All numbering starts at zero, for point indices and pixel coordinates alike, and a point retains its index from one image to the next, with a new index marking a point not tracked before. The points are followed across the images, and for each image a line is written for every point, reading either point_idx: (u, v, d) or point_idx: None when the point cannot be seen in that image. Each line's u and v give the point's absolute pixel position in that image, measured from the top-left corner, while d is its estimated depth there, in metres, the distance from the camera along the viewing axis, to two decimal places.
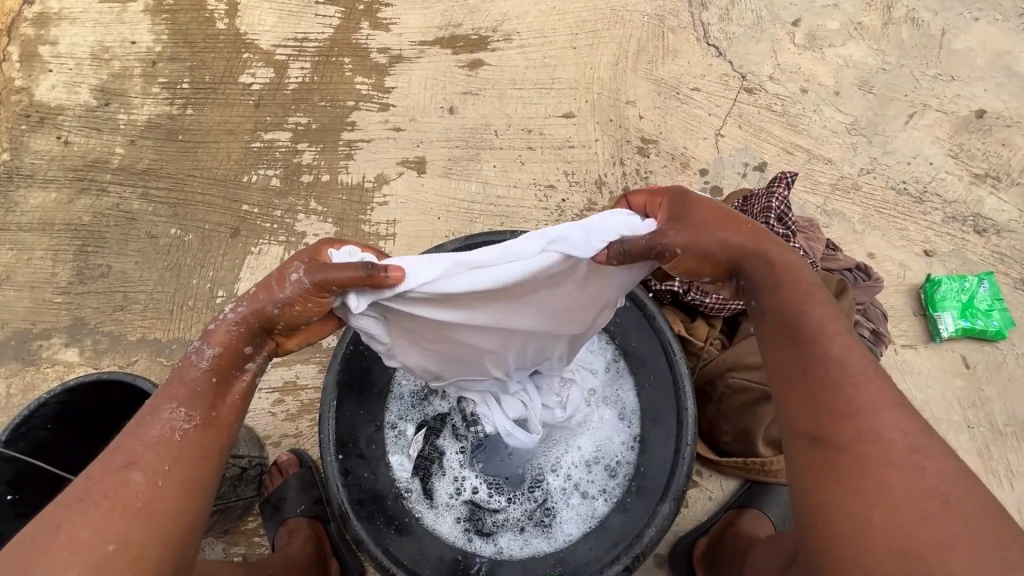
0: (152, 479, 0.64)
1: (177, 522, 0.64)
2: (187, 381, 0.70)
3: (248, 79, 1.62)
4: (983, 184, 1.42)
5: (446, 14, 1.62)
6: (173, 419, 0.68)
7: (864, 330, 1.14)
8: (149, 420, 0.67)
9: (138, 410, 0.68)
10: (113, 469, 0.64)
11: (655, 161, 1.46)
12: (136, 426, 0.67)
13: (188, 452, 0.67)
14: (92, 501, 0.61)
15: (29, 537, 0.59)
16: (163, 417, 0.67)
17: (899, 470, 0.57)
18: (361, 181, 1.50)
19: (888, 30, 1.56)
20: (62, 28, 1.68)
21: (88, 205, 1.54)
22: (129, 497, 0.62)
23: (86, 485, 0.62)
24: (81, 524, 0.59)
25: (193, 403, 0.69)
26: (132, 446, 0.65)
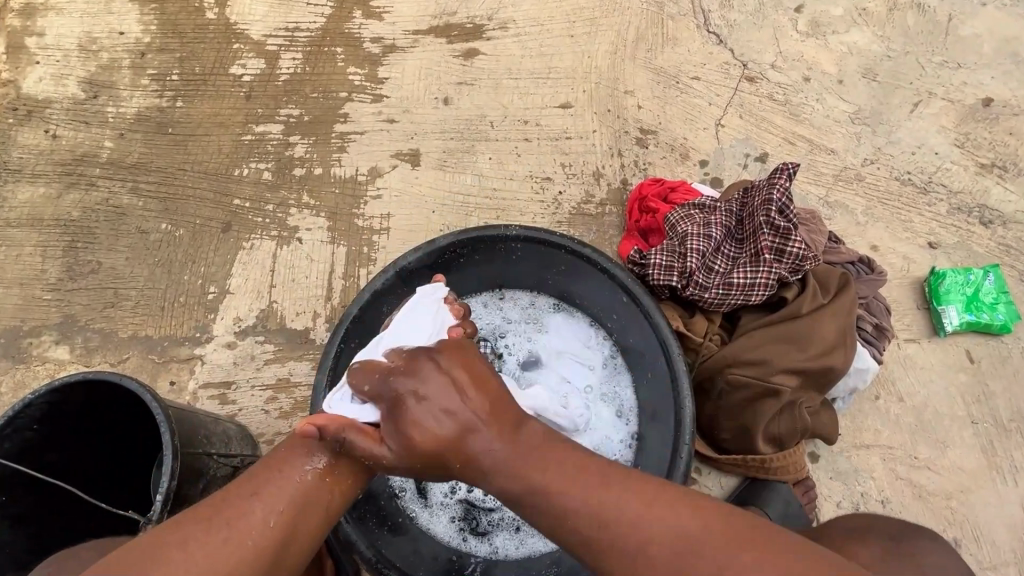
0: (266, 513, 0.69)
1: (278, 560, 0.69)
2: (330, 424, 0.78)
3: (239, 70, 1.59)
4: (989, 174, 1.39)
5: (440, 3, 1.59)
6: (305, 463, 0.74)
7: (866, 325, 1.12)
8: (281, 460, 0.74)
9: (287, 440, 0.76)
10: (241, 494, 0.70)
11: (653, 152, 1.43)
12: (281, 460, 0.74)
13: (299, 499, 0.72)
14: (209, 521, 0.68)
15: (153, 543, 0.65)
16: (292, 457, 0.74)
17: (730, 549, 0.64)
18: (354, 174, 1.48)
19: (894, 16, 1.52)
20: (49, 19, 1.65)
21: (77, 200, 1.51)
22: (234, 525, 0.68)
23: (217, 503, 0.70)
24: (201, 538, 0.66)
25: (327, 449, 0.76)
26: (266, 479, 0.72)
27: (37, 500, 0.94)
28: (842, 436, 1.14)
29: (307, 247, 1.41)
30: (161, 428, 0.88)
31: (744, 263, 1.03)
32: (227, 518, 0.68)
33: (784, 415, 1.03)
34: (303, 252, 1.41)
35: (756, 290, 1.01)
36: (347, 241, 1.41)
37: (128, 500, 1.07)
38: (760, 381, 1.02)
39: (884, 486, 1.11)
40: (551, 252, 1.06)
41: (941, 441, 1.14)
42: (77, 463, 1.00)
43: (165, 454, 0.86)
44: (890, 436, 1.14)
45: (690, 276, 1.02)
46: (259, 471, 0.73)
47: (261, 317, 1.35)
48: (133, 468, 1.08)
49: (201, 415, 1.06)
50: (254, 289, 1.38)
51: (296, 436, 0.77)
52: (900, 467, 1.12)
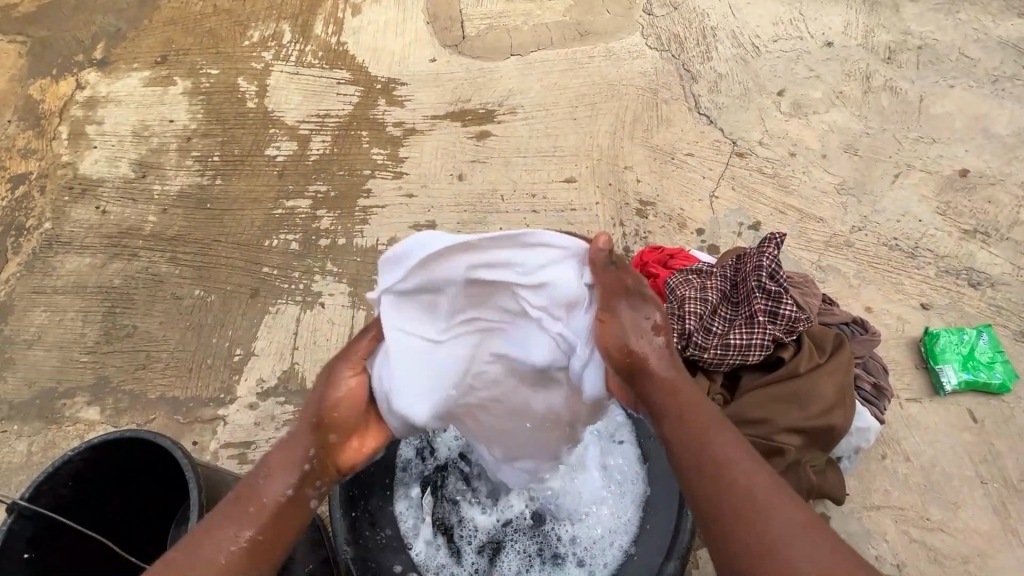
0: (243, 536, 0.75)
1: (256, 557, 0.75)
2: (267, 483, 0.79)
3: (273, 152, 1.76)
4: (972, 239, 1.46)
5: (456, 91, 1.77)
6: (265, 497, 0.78)
7: (865, 384, 1.16)
8: (252, 490, 0.78)
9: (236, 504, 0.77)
10: (198, 542, 0.73)
11: (652, 222, 1.54)
12: (248, 495, 0.78)
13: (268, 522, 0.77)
14: (199, 534, 0.74)
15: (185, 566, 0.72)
16: (246, 488, 0.79)
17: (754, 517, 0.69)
18: (375, 244, 1.59)
19: (868, 97, 1.68)
20: (109, 110, 1.86)
21: (119, 269, 1.63)
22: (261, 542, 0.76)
23: (187, 540, 0.74)
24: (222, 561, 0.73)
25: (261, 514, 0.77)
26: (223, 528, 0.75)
27: (61, 554, 1.02)
28: (851, 497, 1.14)
29: (329, 312, 1.50)
30: (189, 484, 0.94)
31: (740, 325, 1.10)
32: (221, 532, 0.74)
33: (790, 476, 1.05)
34: (326, 316, 1.50)
35: (753, 351, 1.08)
36: (367, 306, 1.50)
37: (146, 548, 1.15)
38: (763, 441, 1.05)
39: (899, 551, 1.10)
40: None
41: (953, 503, 1.14)
42: (103, 516, 1.06)
43: (192, 512, 0.92)
44: (900, 497, 1.14)
45: (689, 337, 1.09)
46: (209, 516, 0.76)
47: (283, 378, 1.43)
48: (153, 522, 1.14)
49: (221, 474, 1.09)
50: (277, 351, 1.46)
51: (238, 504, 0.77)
52: (913, 529, 1.12)
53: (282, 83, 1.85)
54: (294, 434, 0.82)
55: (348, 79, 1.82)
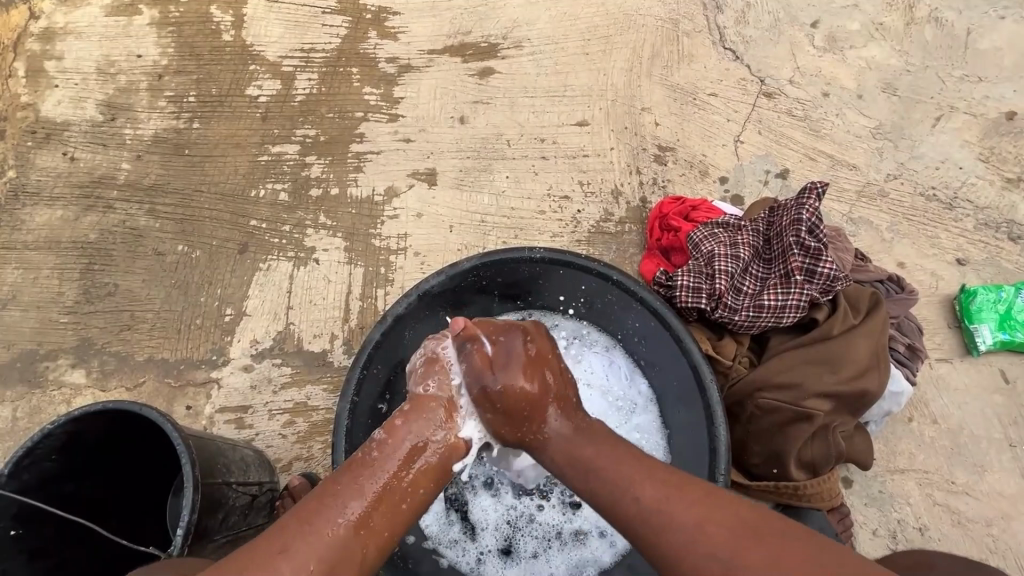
0: (328, 521, 0.71)
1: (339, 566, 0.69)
2: (365, 471, 0.76)
3: (255, 91, 1.59)
4: (1015, 189, 1.37)
5: (455, 22, 1.59)
6: (345, 509, 0.72)
7: (899, 345, 1.09)
8: (330, 501, 0.72)
9: (342, 472, 0.76)
10: (270, 553, 0.68)
11: (672, 170, 1.42)
12: (361, 464, 0.76)
13: (337, 548, 0.69)
14: (271, 543, 0.69)
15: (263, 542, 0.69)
16: (360, 456, 0.78)
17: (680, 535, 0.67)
18: (371, 195, 1.46)
19: (911, 30, 1.52)
20: (68, 43, 1.67)
21: (94, 222, 1.51)
22: (330, 547, 0.69)
23: (255, 547, 0.69)
24: (289, 558, 0.67)
25: (355, 503, 0.73)
26: (324, 505, 0.72)
27: (50, 536, 0.94)
28: (876, 461, 1.11)
29: (325, 268, 1.40)
30: (182, 459, 0.88)
31: (774, 285, 1.04)
32: (293, 544, 0.68)
33: (817, 440, 1.01)
34: (321, 273, 1.40)
35: (787, 312, 1.02)
36: (364, 262, 1.40)
37: (142, 523, 1.08)
38: (792, 406, 0.99)
39: (921, 514, 1.08)
40: (572, 273, 1.02)
41: (979, 466, 1.11)
42: (93, 489, 1.00)
43: (187, 487, 0.87)
44: (925, 461, 1.11)
45: (718, 298, 1.04)
46: (279, 525, 0.71)
47: (278, 339, 1.35)
48: (146, 492, 1.09)
49: (217, 442, 1.04)
50: (271, 311, 1.37)
51: (332, 478, 0.76)
52: (937, 492, 1.09)
53: (260, 12, 1.65)
54: (387, 437, 0.79)
55: (334, 7, 1.63)
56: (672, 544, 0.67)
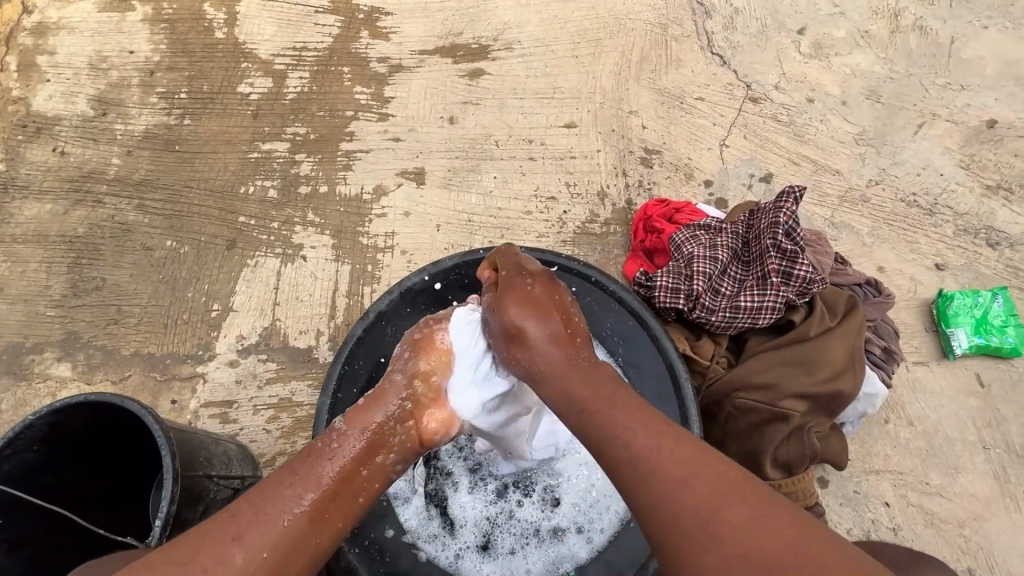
0: (286, 507, 0.71)
1: (293, 554, 0.70)
2: (321, 462, 0.77)
3: (246, 89, 1.60)
4: (994, 196, 1.39)
5: (446, 24, 1.60)
6: (302, 500, 0.73)
7: (875, 347, 1.11)
8: (287, 490, 0.73)
9: (298, 461, 0.76)
10: (222, 539, 0.66)
11: (658, 172, 1.44)
12: (318, 455, 0.77)
13: (292, 537, 0.70)
14: (227, 525, 0.68)
15: (209, 529, 0.68)
16: (317, 447, 0.79)
17: (674, 489, 0.63)
18: (359, 193, 1.47)
19: (896, 38, 1.54)
20: (60, 37, 1.67)
21: (83, 216, 1.51)
22: (285, 534, 0.70)
23: (209, 530, 0.67)
24: (242, 545, 0.67)
25: (313, 493, 0.74)
26: (281, 492, 0.72)
27: (31, 525, 0.95)
28: (852, 461, 1.12)
29: (312, 265, 1.41)
30: (162, 450, 0.89)
31: (751, 286, 1.06)
32: (249, 529, 0.68)
33: (793, 440, 1.02)
34: (308, 270, 1.41)
35: (763, 313, 1.04)
36: (352, 260, 1.41)
37: (123, 516, 1.09)
38: (767, 406, 1.01)
39: (896, 514, 1.10)
40: (552, 273, 1.05)
41: (953, 467, 1.13)
42: (74, 480, 1.01)
43: (166, 478, 0.87)
44: (900, 462, 1.13)
45: (696, 299, 1.06)
46: (236, 508, 0.70)
47: (264, 335, 1.36)
48: (128, 485, 1.10)
49: (199, 435, 1.04)
50: (258, 306, 1.38)
51: (286, 468, 0.76)
52: (912, 493, 1.11)
53: (253, 10, 1.66)
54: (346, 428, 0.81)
55: (327, 7, 1.64)
56: (659, 494, 0.63)
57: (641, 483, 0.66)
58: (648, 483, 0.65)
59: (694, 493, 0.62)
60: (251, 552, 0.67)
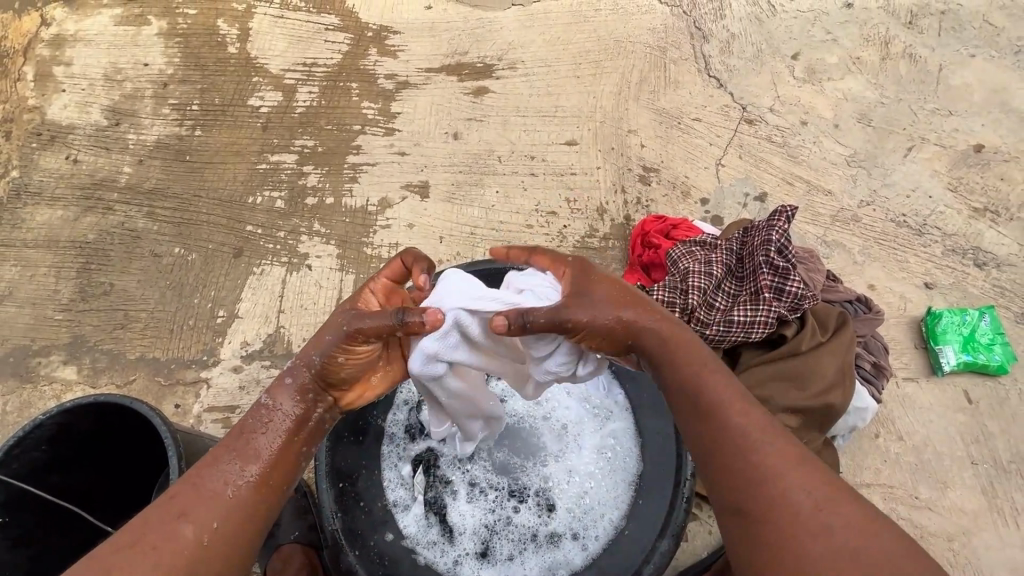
0: (229, 481, 0.70)
1: (246, 522, 0.69)
2: (250, 436, 0.73)
3: (257, 102, 1.64)
4: (982, 218, 1.43)
5: (452, 43, 1.66)
6: (241, 471, 0.71)
7: (864, 362, 1.14)
8: (222, 465, 0.71)
9: (225, 439, 0.73)
10: (168, 520, 0.66)
11: (656, 190, 1.48)
12: (245, 431, 0.74)
13: (238, 506, 0.69)
14: (168, 509, 0.68)
15: (150, 518, 0.67)
16: (242, 424, 0.74)
17: (787, 482, 0.65)
18: (365, 205, 1.51)
19: (886, 64, 1.60)
20: (77, 50, 1.72)
21: (93, 223, 1.55)
22: (230, 506, 0.69)
23: (153, 514, 0.67)
24: (187, 523, 0.66)
25: (251, 462, 0.72)
26: (219, 468, 0.70)
27: (33, 524, 0.97)
28: (843, 474, 1.15)
29: (317, 275, 1.44)
30: (168, 451, 0.91)
31: (745, 301, 1.09)
32: (193, 505, 0.68)
33: None
34: (313, 279, 1.44)
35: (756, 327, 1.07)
36: (356, 270, 1.44)
37: (125, 517, 1.11)
38: None
39: None
40: None
41: (942, 482, 1.15)
42: (79, 480, 1.03)
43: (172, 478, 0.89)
44: (891, 476, 1.15)
45: (691, 312, 1.09)
46: (176, 489, 0.69)
47: (268, 342, 1.38)
48: (131, 486, 1.11)
49: (203, 439, 1.07)
50: (263, 314, 1.41)
51: (217, 447, 0.73)
52: (902, 507, 1.13)
53: (266, 27, 1.71)
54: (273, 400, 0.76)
55: (337, 25, 1.69)
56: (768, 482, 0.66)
57: (747, 460, 0.68)
58: (752, 463, 0.67)
59: (802, 488, 0.65)
60: (198, 530, 0.66)
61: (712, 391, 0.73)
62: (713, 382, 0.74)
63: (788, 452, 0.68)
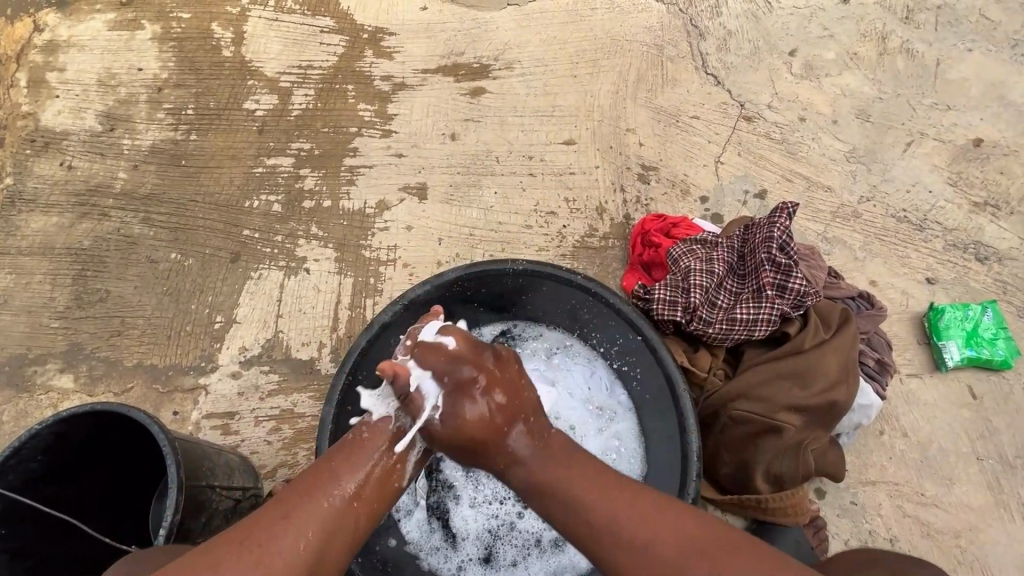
0: (338, 494, 0.74)
1: (342, 541, 0.73)
2: (360, 452, 0.79)
3: (253, 106, 1.63)
4: (982, 212, 1.42)
5: (448, 44, 1.65)
6: (345, 486, 0.75)
7: (868, 359, 1.14)
8: (331, 477, 0.76)
9: (339, 450, 0.79)
10: (274, 522, 0.70)
11: (655, 189, 1.47)
12: (354, 445, 0.80)
13: (337, 523, 0.73)
14: (279, 512, 0.71)
15: (260, 518, 0.70)
16: (352, 439, 0.81)
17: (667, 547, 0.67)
18: (362, 207, 1.50)
19: (884, 60, 1.60)
20: (71, 55, 1.71)
21: (88, 229, 1.53)
22: (331, 520, 0.72)
23: (262, 515, 0.71)
24: (293, 526, 0.70)
25: (357, 480, 0.76)
26: (331, 479, 0.76)
27: (31, 535, 0.95)
28: (849, 472, 1.14)
29: (316, 279, 1.43)
30: (166, 459, 0.89)
31: (747, 299, 1.09)
32: (298, 512, 0.71)
33: (789, 453, 1.03)
34: (312, 283, 1.42)
35: (759, 326, 1.07)
36: (355, 273, 1.43)
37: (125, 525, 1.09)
38: (763, 418, 1.03)
39: (891, 524, 1.11)
40: (552, 286, 1.06)
41: (948, 479, 1.14)
42: (77, 490, 1.01)
43: (171, 487, 0.88)
44: (896, 473, 1.14)
45: (693, 312, 1.09)
46: (286, 494, 0.73)
47: (267, 347, 1.37)
48: (130, 494, 1.10)
49: (203, 446, 1.06)
50: (261, 319, 1.40)
51: (330, 454, 0.79)
52: (907, 504, 1.13)
53: (260, 29, 1.70)
54: (377, 421, 0.82)
55: (332, 27, 1.68)
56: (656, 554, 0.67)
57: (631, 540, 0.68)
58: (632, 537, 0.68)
59: (683, 548, 0.67)
60: (298, 538, 0.69)
61: (572, 487, 0.74)
62: (560, 473, 0.76)
63: (657, 514, 0.70)
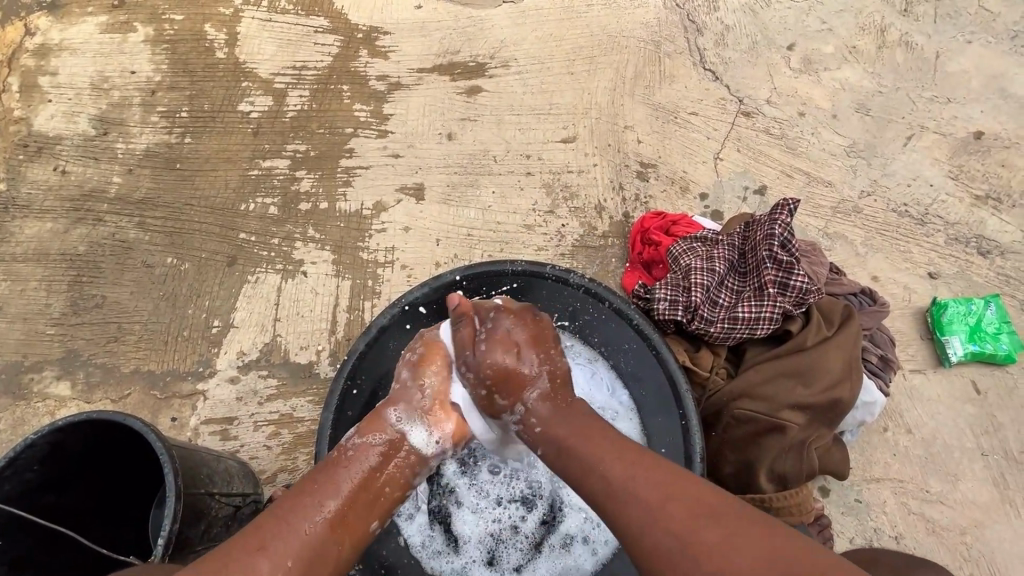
0: (314, 516, 0.76)
1: (321, 562, 0.74)
2: (346, 469, 0.82)
3: (247, 108, 1.62)
4: (983, 206, 1.41)
5: (443, 43, 1.63)
6: (323, 508, 0.77)
7: (871, 356, 1.13)
8: (309, 498, 0.77)
9: (320, 469, 0.82)
10: (248, 548, 0.71)
11: (654, 186, 1.46)
12: (338, 462, 0.82)
13: (314, 546, 0.74)
14: (256, 535, 0.73)
15: (235, 544, 0.72)
16: (334, 458, 0.83)
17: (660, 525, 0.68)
18: (359, 209, 1.49)
19: (883, 53, 1.58)
20: (63, 58, 1.69)
21: (83, 234, 1.52)
22: (306, 544, 0.73)
23: (235, 541, 0.72)
24: (269, 550, 0.71)
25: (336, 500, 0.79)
26: (305, 502, 0.77)
27: (29, 547, 0.94)
28: (853, 470, 1.14)
29: (313, 282, 1.42)
30: (164, 467, 0.88)
31: (749, 297, 1.08)
32: (273, 539, 0.73)
33: (793, 452, 1.02)
34: (309, 286, 1.41)
35: (761, 324, 1.06)
36: (353, 276, 1.42)
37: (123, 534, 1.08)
38: (767, 416, 1.02)
39: (895, 522, 1.11)
40: (553, 285, 1.05)
41: (952, 475, 1.14)
42: (75, 499, 1.00)
43: (169, 495, 0.88)
44: (901, 470, 1.14)
45: (695, 311, 1.08)
46: (261, 520, 0.75)
47: (265, 351, 1.36)
48: (128, 502, 1.09)
49: (202, 453, 1.05)
50: (258, 323, 1.38)
51: (310, 475, 0.81)
52: (912, 501, 1.12)
53: (254, 30, 1.68)
54: (361, 440, 0.85)
55: (326, 27, 1.67)
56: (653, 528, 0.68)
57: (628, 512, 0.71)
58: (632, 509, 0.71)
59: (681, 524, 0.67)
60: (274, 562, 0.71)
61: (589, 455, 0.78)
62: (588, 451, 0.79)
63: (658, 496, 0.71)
